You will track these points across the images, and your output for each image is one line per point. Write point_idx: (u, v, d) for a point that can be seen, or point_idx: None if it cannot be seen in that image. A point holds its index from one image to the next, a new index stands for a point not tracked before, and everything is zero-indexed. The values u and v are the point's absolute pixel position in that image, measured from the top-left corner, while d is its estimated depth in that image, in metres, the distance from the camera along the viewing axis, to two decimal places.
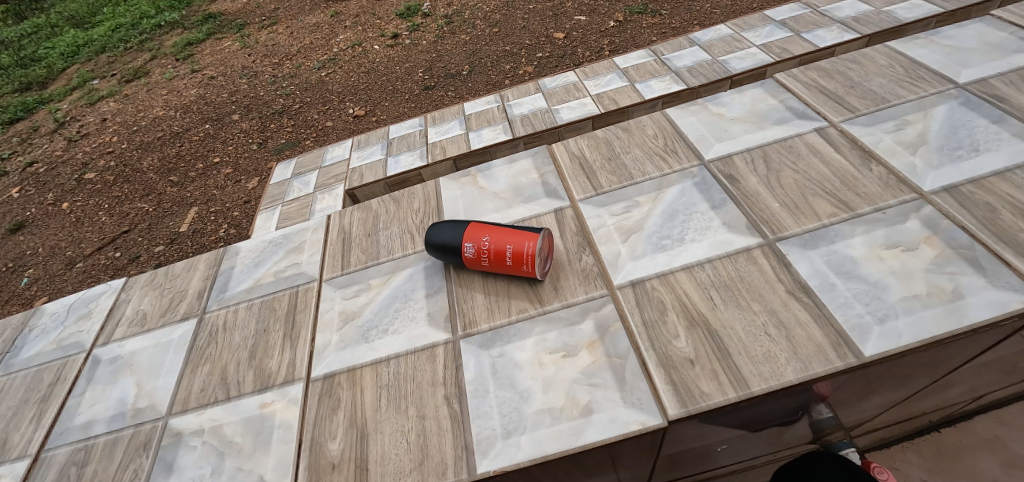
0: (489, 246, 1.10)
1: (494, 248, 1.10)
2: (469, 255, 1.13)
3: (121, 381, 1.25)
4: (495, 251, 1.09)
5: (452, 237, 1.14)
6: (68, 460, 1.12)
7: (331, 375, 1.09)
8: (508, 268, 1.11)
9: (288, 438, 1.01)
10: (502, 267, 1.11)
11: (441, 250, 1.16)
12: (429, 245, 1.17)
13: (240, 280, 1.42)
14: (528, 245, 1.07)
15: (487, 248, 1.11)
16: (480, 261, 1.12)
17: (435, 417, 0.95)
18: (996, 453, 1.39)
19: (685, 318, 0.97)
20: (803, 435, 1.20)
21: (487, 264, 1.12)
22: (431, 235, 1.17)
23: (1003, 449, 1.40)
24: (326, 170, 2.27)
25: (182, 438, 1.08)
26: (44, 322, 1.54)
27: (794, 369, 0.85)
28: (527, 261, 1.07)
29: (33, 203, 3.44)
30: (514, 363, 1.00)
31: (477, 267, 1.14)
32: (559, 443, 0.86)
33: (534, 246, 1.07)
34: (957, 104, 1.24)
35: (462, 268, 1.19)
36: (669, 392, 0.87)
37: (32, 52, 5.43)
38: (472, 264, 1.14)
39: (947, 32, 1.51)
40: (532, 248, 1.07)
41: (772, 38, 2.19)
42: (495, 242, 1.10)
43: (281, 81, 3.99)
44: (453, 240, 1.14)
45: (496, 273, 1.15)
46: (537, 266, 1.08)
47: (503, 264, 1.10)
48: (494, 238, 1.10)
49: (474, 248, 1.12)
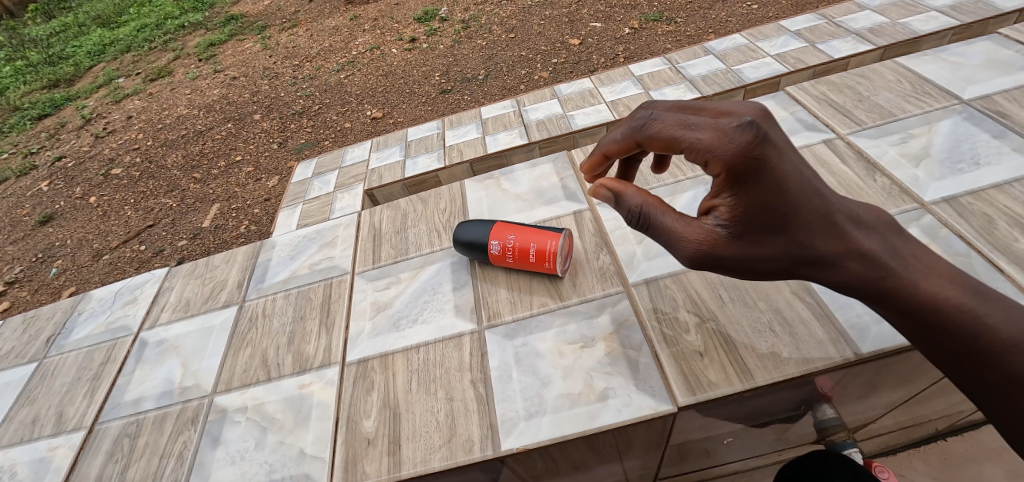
0: (512, 246, 1.18)
1: (518, 247, 1.18)
2: (495, 252, 1.21)
3: (168, 361, 1.35)
4: (519, 249, 1.17)
5: (477, 236, 1.22)
6: (120, 432, 1.23)
7: (365, 360, 1.17)
8: (531, 264, 1.18)
9: (326, 415, 1.09)
10: (526, 263, 1.19)
11: (468, 247, 1.24)
12: (457, 242, 1.26)
13: (277, 271, 1.52)
14: (550, 241, 1.15)
15: (512, 246, 1.18)
16: (505, 258, 1.19)
17: (462, 399, 1.03)
18: (1003, 462, 1.43)
19: (695, 314, 1.04)
20: (806, 433, 1.28)
21: (511, 261, 1.20)
22: (457, 231, 1.27)
23: (1011, 459, 1.42)
24: (346, 170, 2.37)
25: (227, 414, 1.17)
26: (92, 306, 1.65)
27: (796, 362, 0.92)
28: (549, 258, 1.15)
29: (62, 196, 3.59)
30: (536, 352, 1.08)
31: (500, 263, 1.22)
32: (576, 425, 0.94)
33: (556, 242, 1.14)
34: (960, 119, 1.31)
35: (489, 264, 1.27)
36: (679, 381, 0.94)
37: (60, 50, 5.64)
38: (495, 260, 1.22)
39: (954, 49, 1.57)
40: (555, 245, 1.14)
41: (786, 48, 2.25)
42: (520, 240, 1.17)
43: (301, 82, 4.12)
44: (480, 237, 1.22)
45: (520, 270, 1.23)
46: (560, 262, 1.16)
47: (526, 261, 1.18)
48: (517, 237, 1.18)
49: (500, 245, 1.20)
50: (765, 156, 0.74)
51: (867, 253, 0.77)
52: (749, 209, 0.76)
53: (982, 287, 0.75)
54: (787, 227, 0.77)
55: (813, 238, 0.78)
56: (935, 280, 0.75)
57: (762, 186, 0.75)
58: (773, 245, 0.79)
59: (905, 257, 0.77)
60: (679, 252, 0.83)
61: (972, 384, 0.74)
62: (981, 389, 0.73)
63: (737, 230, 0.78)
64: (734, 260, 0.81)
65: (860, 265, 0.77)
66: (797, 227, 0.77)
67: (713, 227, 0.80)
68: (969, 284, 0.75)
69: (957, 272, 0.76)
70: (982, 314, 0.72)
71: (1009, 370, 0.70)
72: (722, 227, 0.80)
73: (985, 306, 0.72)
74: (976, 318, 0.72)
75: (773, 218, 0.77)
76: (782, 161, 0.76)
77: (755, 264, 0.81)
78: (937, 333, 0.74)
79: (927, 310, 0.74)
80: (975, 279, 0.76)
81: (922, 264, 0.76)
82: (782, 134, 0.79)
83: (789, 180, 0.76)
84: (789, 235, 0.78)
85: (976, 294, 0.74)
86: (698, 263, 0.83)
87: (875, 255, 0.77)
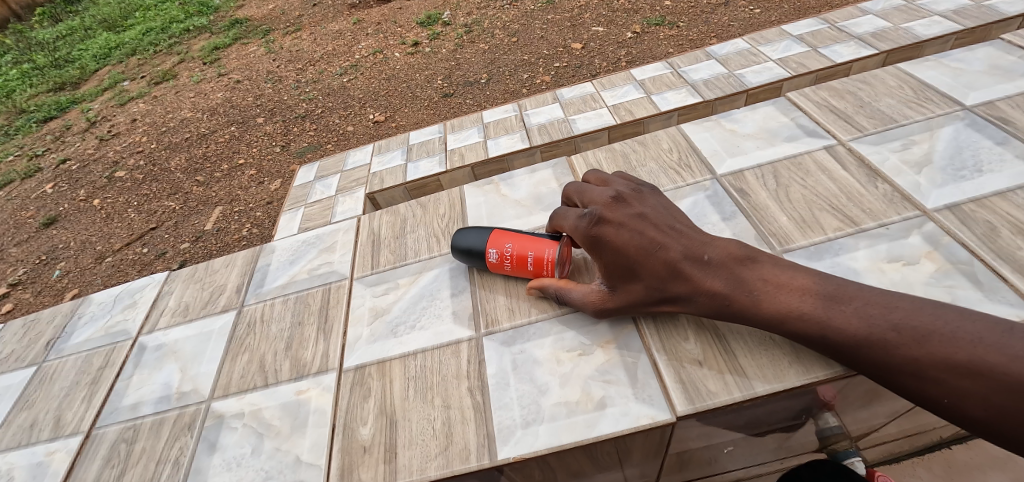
0: (510, 254, 1.17)
1: (516, 255, 1.16)
2: (493, 260, 1.20)
3: (166, 366, 1.35)
4: (516, 257, 1.16)
5: (476, 244, 1.22)
6: (118, 437, 1.22)
7: (362, 366, 1.17)
8: (530, 273, 1.17)
9: (322, 422, 1.09)
10: (526, 271, 1.17)
11: (466, 254, 1.24)
12: (455, 249, 1.25)
13: (276, 276, 1.52)
14: (548, 250, 1.13)
15: (509, 254, 1.17)
16: (503, 266, 1.18)
17: (459, 407, 1.03)
18: (1007, 470, 1.41)
19: (694, 322, 1.03)
20: (808, 442, 1.26)
21: (510, 268, 1.19)
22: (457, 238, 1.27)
23: (1015, 467, 1.41)
24: (347, 174, 2.37)
25: (224, 420, 1.17)
26: (92, 310, 1.65)
27: (797, 372, 0.91)
28: (547, 267, 1.14)
29: (66, 198, 3.60)
30: (533, 360, 1.07)
31: (500, 270, 1.21)
32: (573, 434, 0.93)
33: (555, 250, 1.12)
34: (963, 125, 1.30)
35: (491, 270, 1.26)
36: (678, 390, 0.94)
37: (66, 54, 5.67)
38: (494, 267, 1.22)
39: (957, 54, 1.57)
40: (553, 253, 1.12)
41: (788, 52, 2.24)
42: (517, 248, 1.16)
43: (304, 86, 4.14)
44: (477, 245, 1.21)
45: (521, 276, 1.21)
46: (559, 269, 1.13)
47: (526, 269, 1.17)
48: (515, 245, 1.16)
49: (497, 253, 1.18)
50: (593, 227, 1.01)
51: (712, 292, 0.94)
52: (609, 268, 1.01)
53: (834, 292, 0.88)
54: (641, 277, 0.98)
55: (665, 283, 0.97)
56: (783, 298, 0.90)
57: (603, 252, 1.00)
58: (637, 292, 0.99)
59: (754, 281, 0.93)
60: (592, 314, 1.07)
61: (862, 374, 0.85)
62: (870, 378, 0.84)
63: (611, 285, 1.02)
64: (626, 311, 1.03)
65: (710, 300, 0.94)
66: (646, 277, 0.97)
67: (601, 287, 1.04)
68: (823, 293, 0.88)
69: (809, 284, 0.90)
70: (833, 319, 0.85)
71: (872, 360, 0.82)
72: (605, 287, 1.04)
73: (833, 310, 0.86)
74: (806, 321, 0.87)
75: (627, 273, 0.99)
76: (614, 231, 1.00)
77: (644, 308, 1.01)
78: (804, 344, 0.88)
79: (782, 326, 0.89)
80: (819, 286, 0.89)
81: (770, 287, 0.91)
82: (624, 208, 1.03)
83: (622, 237, 0.98)
84: (643, 282, 0.98)
85: (826, 301, 0.87)
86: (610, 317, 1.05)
87: (725, 290, 0.94)
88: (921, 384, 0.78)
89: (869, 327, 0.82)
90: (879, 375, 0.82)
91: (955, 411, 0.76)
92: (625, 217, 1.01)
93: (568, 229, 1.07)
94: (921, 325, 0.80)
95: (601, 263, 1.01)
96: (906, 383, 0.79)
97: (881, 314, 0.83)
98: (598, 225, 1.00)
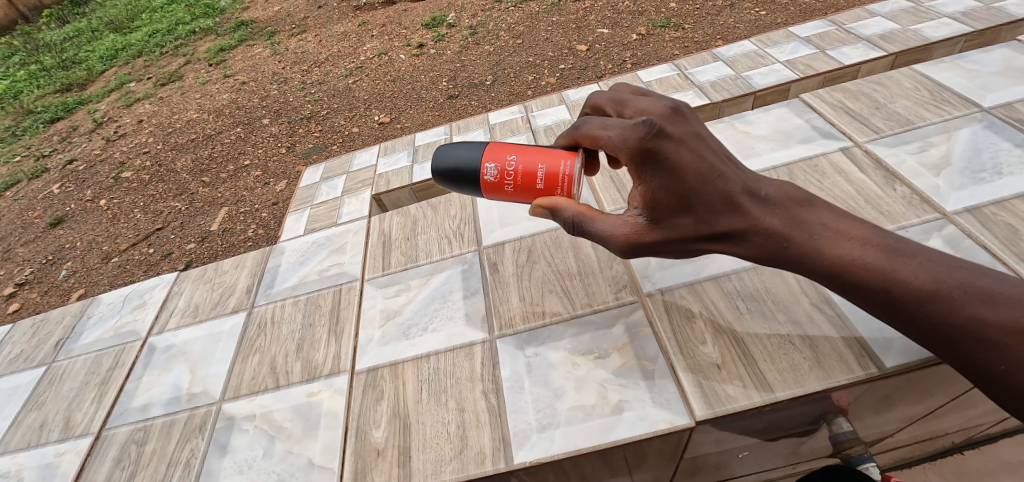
0: (516, 169, 0.99)
1: (523, 172, 0.99)
2: (491, 178, 1.00)
3: (176, 367, 1.35)
4: (524, 173, 0.98)
5: (467, 161, 1.02)
6: (128, 439, 1.22)
7: (374, 368, 1.16)
8: (536, 193, 0.99)
9: (334, 425, 1.08)
10: (532, 192, 1.00)
11: (455, 175, 1.03)
12: (440, 170, 1.04)
13: (286, 277, 1.51)
14: (566, 165, 0.97)
15: (512, 169, 0.99)
16: (504, 184, 0.99)
17: (473, 411, 1.02)
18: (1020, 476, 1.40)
19: (712, 325, 1.02)
20: (822, 447, 1.25)
21: (511, 189, 1.00)
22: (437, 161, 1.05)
23: None
24: (354, 175, 2.36)
25: (235, 422, 1.16)
26: (101, 311, 1.65)
27: (817, 376, 0.90)
28: (560, 183, 0.97)
29: (73, 199, 3.61)
30: (548, 363, 1.06)
31: (497, 193, 1.02)
32: (590, 439, 0.92)
33: (574, 166, 0.97)
34: (981, 127, 1.28)
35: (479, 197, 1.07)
36: (696, 394, 0.92)
37: (73, 55, 5.69)
38: (489, 190, 1.02)
39: (972, 56, 1.55)
40: (572, 168, 0.97)
41: (796, 54, 2.23)
42: (522, 161, 0.99)
43: (310, 87, 4.14)
44: (470, 161, 1.02)
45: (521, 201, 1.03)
46: (578, 190, 0.98)
47: (532, 189, 0.99)
48: (522, 161, 0.99)
49: (497, 169, 1.00)
50: (642, 132, 0.81)
51: (770, 232, 0.82)
52: (654, 194, 0.82)
53: (897, 244, 0.78)
54: (692, 211, 0.82)
55: (716, 220, 0.83)
56: (844, 244, 0.79)
57: (653, 174, 0.82)
58: (681, 227, 0.83)
59: (812, 226, 0.82)
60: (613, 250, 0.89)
61: (912, 336, 0.77)
62: (923, 341, 0.75)
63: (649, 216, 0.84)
64: (656, 248, 0.86)
65: (767, 241, 0.82)
66: (698, 210, 0.82)
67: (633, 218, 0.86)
68: (886, 244, 0.79)
69: (869, 233, 0.80)
70: (898, 272, 0.75)
71: (932, 318, 0.73)
72: (636, 217, 0.86)
73: (898, 263, 0.76)
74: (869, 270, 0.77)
75: (676, 203, 0.82)
76: (673, 149, 0.81)
77: (681, 248, 0.86)
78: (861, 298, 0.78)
79: (841, 276, 0.79)
80: (881, 234, 0.80)
81: (831, 232, 0.81)
82: (683, 126, 0.84)
83: (677, 153, 0.81)
84: (693, 216, 0.82)
85: (887, 253, 0.78)
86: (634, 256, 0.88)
87: (781, 231, 0.82)
88: (978, 349, 0.70)
89: (936, 283, 0.74)
90: (939, 337, 0.73)
91: (1007, 383, 0.69)
92: (685, 135, 0.83)
93: (603, 134, 0.87)
94: (991, 286, 0.72)
95: (642, 183, 0.83)
96: (969, 349, 0.71)
97: (947, 271, 0.74)
98: (650, 131, 0.81)
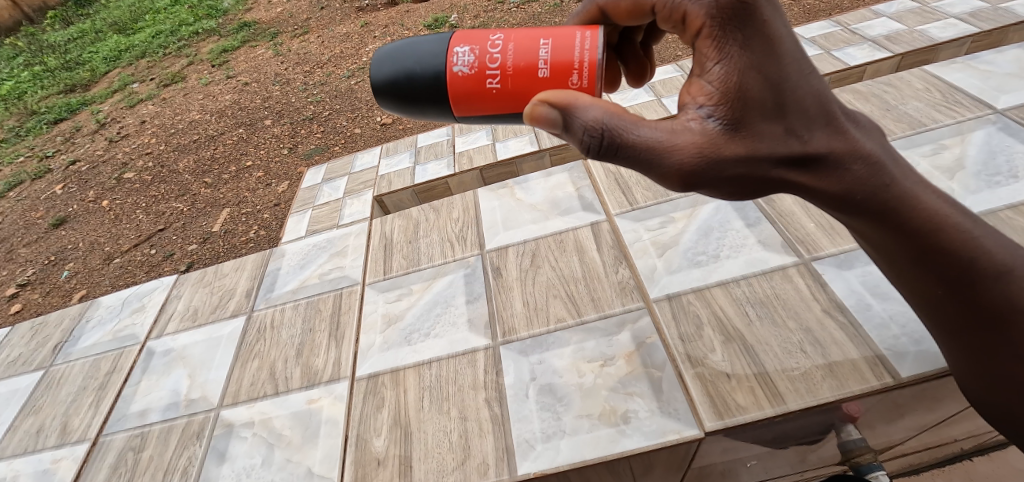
0: (511, 59, 0.78)
1: (521, 63, 0.78)
2: (470, 74, 0.79)
3: (175, 372, 1.33)
4: (513, 63, 0.78)
5: (440, 59, 0.80)
6: (125, 446, 1.20)
7: (375, 375, 1.14)
8: (531, 88, 0.78)
9: (335, 433, 1.06)
10: (533, 88, 0.78)
11: (421, 79, 0.82)
12: (402, 77, 0.83)
13: (286, 281, 1.49)
14: (582, 48, 0.77)
15: (496, 59, 0.79)
16: (487, 81, 0.79)
17: (476, 419, 0.99)
18: None
19: (720, 333, 1.00)
20: (831, 456, 1.21)
21: (497, 88, 0.79)
22: (386, 70, 0.84)
23: None
24: (355, 177, 2.34)
25: (234, 429, 1.14)
26: (100, 314, 1.63)
27: (830, 386, 0.87)
28: (561, 70, 0.77)
29: (75, 199, 3.61)
30: (553, 370, 1.03)
31: (483, 95, 0.80)
32: (597, 450, 0.90)
33: (594, 48, 0.78)
34: (995, 129, 1.25)
35: (452, 113, 0.84)
36: (706, 404, 0.90)
37: (77, 56, 5.70)
38: (471, 94, 0.80)
39: (985, 56, 1.52)
40: (590, 52, 0.77)
41: (801, 55, 2.20)
42: (508, 48, 0.78)
43: (312, 88, 4.13)
44: (439, 58, 0.81)
45: (513, 107, 0.81)
46: (598, 79, 0.78)
47: (535, 83, 0.78)
48: (519, 47, 0.78)
49: (476, 62, 0.79)
50: (762, 10, 0.69)
51: (869, 159, 0.69)
52: (744, 82, 0.68)
53: (973, 211, 0.72)
54: (784, 117, 0.69)
55: (808, 134, 0.69)
56: (931, 196, 0.70)
57: (752, 55, 0.69)
58: (766, 134, 0.68)
59: (905, 169, 0.72)
60: (666, 163, 0.68)
61: (961, 307, 0.71)
62: (972, 320, 0.71)
63: (731, 109, 0.68)
64: (726, 159, 0.68)
65: (864, 170, 0.69)
66: (791, 115, 0.69)
67: (703, 117, 0.69)
68: (958, 209, 0.73)
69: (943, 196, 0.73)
70: (983, 239, 0.69)
71: (998, 295, 0.69)
72: (704, 114, 0.69)
73: (981, 230, 0.70)
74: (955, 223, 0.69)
75: (771, 99, 0.68)
76: (778, 34, 0.69)
77: (753, 172, 0.69)
78: (944, 259, 0.68)
79: (928, 232, 0.69)
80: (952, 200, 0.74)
81: (918, 180, 0.72)
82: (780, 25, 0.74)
83: (788, 55, 0.70)
84: (783, 124, 0.69)
85: (967, 216, 0.71)
86: (690, 177, 0.68)
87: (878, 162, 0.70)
88: None
89: (1011, 258, 0.69)
90: (989, 320, 0.70)
91: None
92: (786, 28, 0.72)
93: (703, 2, 0.72)
94: None
95: (744, 71, 0.68)
96: (1016, 334, 0.69)
97: (1015, 249, 0.71)
98: (770, 18, 0.69)
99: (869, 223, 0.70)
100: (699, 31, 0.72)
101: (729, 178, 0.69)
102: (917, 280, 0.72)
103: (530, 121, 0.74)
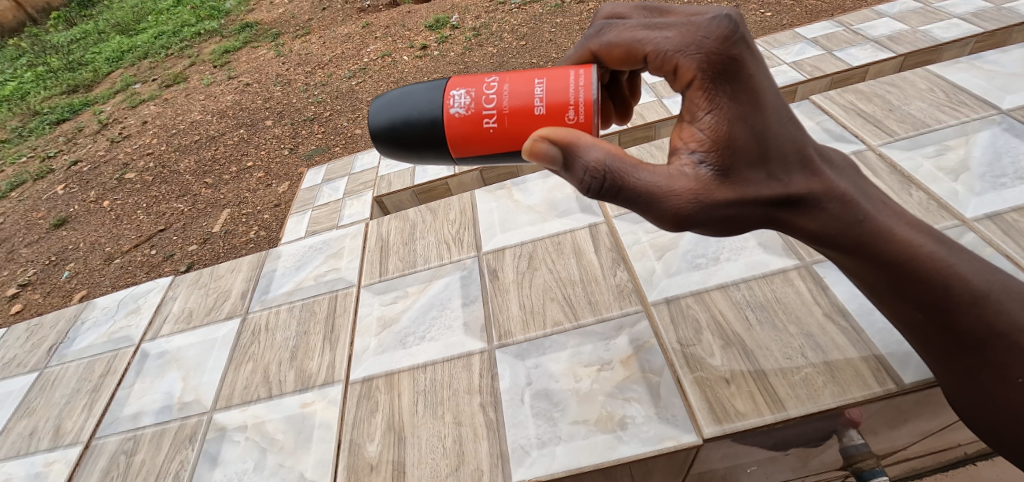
0: (506, 100, 0.76)
1: (516, 104, 0.76)
2: (464, 114, 0.77)
3: (169, 374, 1.32)
4: (506, 100, 0.76)
5: (434, 104, 0.79)
6: (118, 449, 1.18)
7: (369, 379, 1.12)
8: (527, 126, 0.76)
9: (328, 437, 1.05)
10: (529, 127, 0.76)
11: (416, 125, 0.80)
12: (397, 124, 0.81)
13: (282, 283, 1.48)
14: (576, 87, 0.75)
15: (490, 99, 0.77)
16: (483, 119, 0.77)
17: (471, 424, 0.98)
18: None
19: (720, 337, 0.98)
20: (832, 461, 1.19)
21: (493, 127, 0.77)
22: (380, 119, 0.82)
23: None
24: (355, 177, 2.33)
25: (226, 433, 1.12)
26: (95, 315, 1.62)
27: (832, 392, 0.86)
28: (556, 105, 0.75)
29: (76, 199, 3.60)
30: (549, 374, 1.02)
31: (480, 137, 0.78)
32: (593, 456, 0.88)
33: (588, 86, 0.75)
34: (1000, 130, 1.23)
35: (447, 156, 0.82)
36: (704, 410, 0.88)
37: (80, 56, 5.70)
38: (467, 136, 0.78)
39: (989, 56, 1.50)
40: (585, 90, 0.75)
41: (804, 55, 2.18)
42: (501, 88, 0.77)
43: (313, 89, 4.12)
44: (434, 102, 0.79)
45: (511, 148, 0.79)
46: (595, 116, 0.75)
47: (531, 122, 0.76)
48: (513, 89, 0.77)
49: (470, 101, 0.77)
50: (747, 56, 0.67)
51: (846, 197, 0.71)
52: (733, 132, 0.67)
53: (944, 236, 0.74)
54: (769, 161, 0.69)
55: (790, 177, 0.70)
56: (907, 227, 0.72)
57: (739, 105, 0.67)
58: (754, 181, 0.69)
59: (877, 202, 0.74)
60: (664, 207, 0.67)
61: (942, 333, 0.73)
62: (952, 347, 0.73)
63: (721, 160, 0.68)
64: (718, 206, 0.68)
65: (842, 209, 0.71)
66: (776, 160, 0.69)
67: (695, 166, 0.68)
68: (934, 234, 0.74)
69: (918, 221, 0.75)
70: (957, 265, 0.70)
71: (976, 323, 0.70)
72: (696, 163, 0.68)
73: (956, 257, 0.71)
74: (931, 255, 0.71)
75: (757, 147, 0.68)
76: (761, 81, 0.68)
77: (742, 213, 0.70)
78: (919, 290, 0.71)
79: (903, 263, 0.71)
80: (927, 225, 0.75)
81: (893, 212, 0.74)
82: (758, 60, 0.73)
83: (772, 102, 0.69)
84: (768, 169, 0.69)
85: (941, 243, 0.73)
86: (686, 220, 0.68)
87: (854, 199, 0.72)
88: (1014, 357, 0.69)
89: (988, 282, 0.71)
90: (968, 343, 0.72)
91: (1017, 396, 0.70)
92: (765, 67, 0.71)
93: (693, 54, 0.68)
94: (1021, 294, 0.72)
95: (733, 122, 0.67)
96: (993, 356, 0.71)
97: (989, 272, 0.72)
98: (757, 68, 0.68)
99: (846, 256, 0.73)
100: (689, 82, 0.69)
101: (720, 222, 0.69)
102: (897, 305, 0.74)
103: (528, 157, 0.72)
